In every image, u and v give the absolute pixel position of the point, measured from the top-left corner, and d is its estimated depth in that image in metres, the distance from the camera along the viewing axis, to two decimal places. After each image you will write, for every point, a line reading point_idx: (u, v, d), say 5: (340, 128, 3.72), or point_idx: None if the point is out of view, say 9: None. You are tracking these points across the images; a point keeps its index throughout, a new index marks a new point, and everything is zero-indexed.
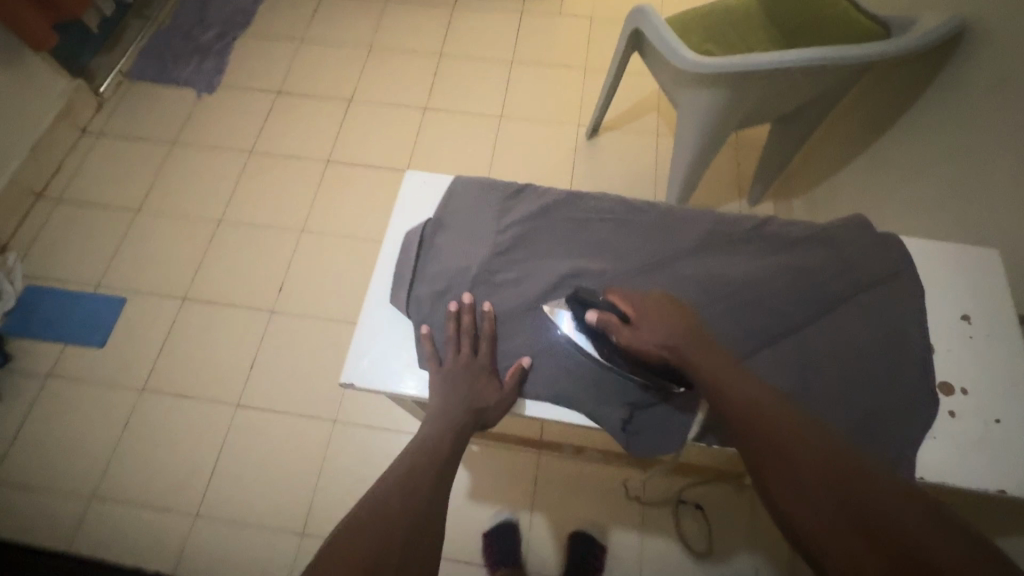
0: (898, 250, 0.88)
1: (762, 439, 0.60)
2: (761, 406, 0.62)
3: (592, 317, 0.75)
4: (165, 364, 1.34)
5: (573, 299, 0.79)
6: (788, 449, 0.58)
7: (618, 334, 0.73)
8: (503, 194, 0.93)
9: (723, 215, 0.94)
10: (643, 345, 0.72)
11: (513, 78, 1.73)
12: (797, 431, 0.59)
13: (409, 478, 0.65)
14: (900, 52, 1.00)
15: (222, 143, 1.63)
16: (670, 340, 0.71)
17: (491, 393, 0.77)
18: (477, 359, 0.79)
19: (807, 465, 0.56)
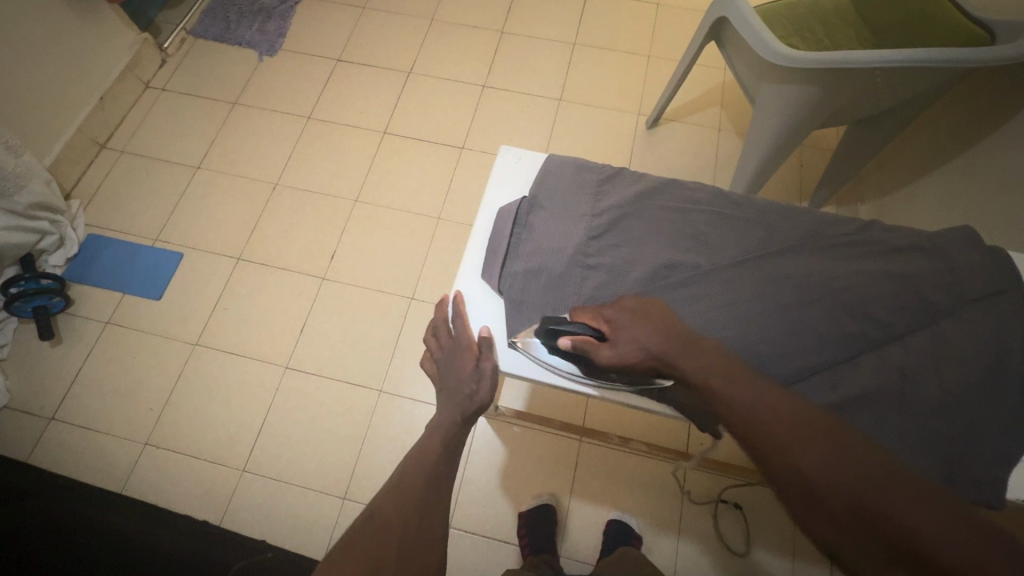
0: (1004, 261, 0.64)
1: (786, 469, 0.47)
2: (774, 425, 0.48)
3: (563, 346, 0.61)
4: (218, 320, 1.37)
5: (541, 328, 0.63)
6: (823, 488, 0.45)
7: (596, 355, 0.60)
8: (591, 173, 0.74)
9: (881, 225, 0.70)
10: (629, 360, 0.59)
11: (573, 62, 1.69)
12: (829, 457, 0.46)
13: (398, 517, 0.60)
14: (982, 60, 0.89)
15: (280, 107, 1.64)
16: (651, 346, 0.58)
17: (473, 371, 0.67)
18: (461, 344, 0.68)
19: (846, 506, 0.44)
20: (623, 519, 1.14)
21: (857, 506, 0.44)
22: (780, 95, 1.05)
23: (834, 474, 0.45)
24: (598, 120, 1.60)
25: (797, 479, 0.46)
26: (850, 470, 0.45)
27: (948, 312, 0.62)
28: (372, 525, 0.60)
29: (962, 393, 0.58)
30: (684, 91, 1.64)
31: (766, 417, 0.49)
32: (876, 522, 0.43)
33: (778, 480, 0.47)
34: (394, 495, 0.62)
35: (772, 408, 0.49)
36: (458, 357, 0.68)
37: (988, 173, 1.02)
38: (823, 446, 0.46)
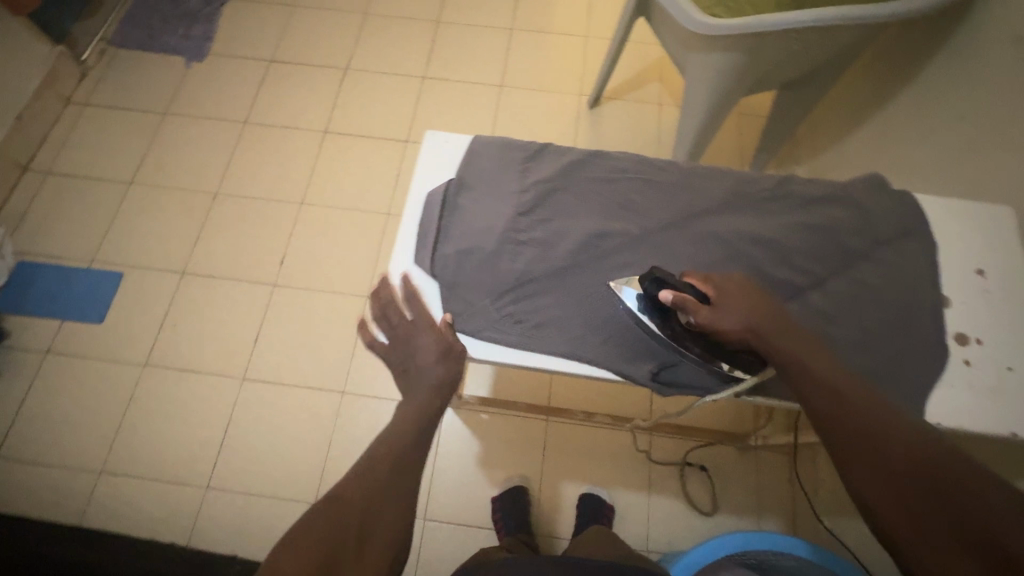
0: (909, 203, 0.68)
1: (868, 454, 0.51)
2: (866, 417, 0.53)
3: (665, 297, 0.60)
4: (168, 338, 1.33)
5: (649, 276, 0.62)
6: (900, 474, 0.50)
7: (693, 315, 0.60)
8: (518, 150, 0.73)
9: (797, 178, 0.72)
10: (725, 327, 0.59)
11: (512, 47, 1.69)
12: (911, 450, 0.50)
13: (364, 505, 0.55)
14: (878, 18, 0.94)
15: (214, 114, 1.59)
16: (750, 317, 0.59)
17: (438, 344, 0.63)
18: (421, 320, 0.64)
19: (920, 493, 0.48)
20: (596, 492, 1.16)
21: (934, 494, 0.48)
22: (709, 64, 1.07)
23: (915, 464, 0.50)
24: (541, 103, 1.61)
25: (878, 465, 0.50)
26: (930, 462, 0.49)
27: (863, 255, 0.65)
28: (333, 508, 0.54)
29: (880, 330, 0.61)
30: (623, 68, 1.66)
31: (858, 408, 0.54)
32: (952, 511, 0.47)
33: (854, 464, 0.51)
34: (362, 477, 0.57)
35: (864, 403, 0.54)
36: (418, 334, 0.64)
37: (905, 124, 1.08)
38: (907, 441, 0.51)
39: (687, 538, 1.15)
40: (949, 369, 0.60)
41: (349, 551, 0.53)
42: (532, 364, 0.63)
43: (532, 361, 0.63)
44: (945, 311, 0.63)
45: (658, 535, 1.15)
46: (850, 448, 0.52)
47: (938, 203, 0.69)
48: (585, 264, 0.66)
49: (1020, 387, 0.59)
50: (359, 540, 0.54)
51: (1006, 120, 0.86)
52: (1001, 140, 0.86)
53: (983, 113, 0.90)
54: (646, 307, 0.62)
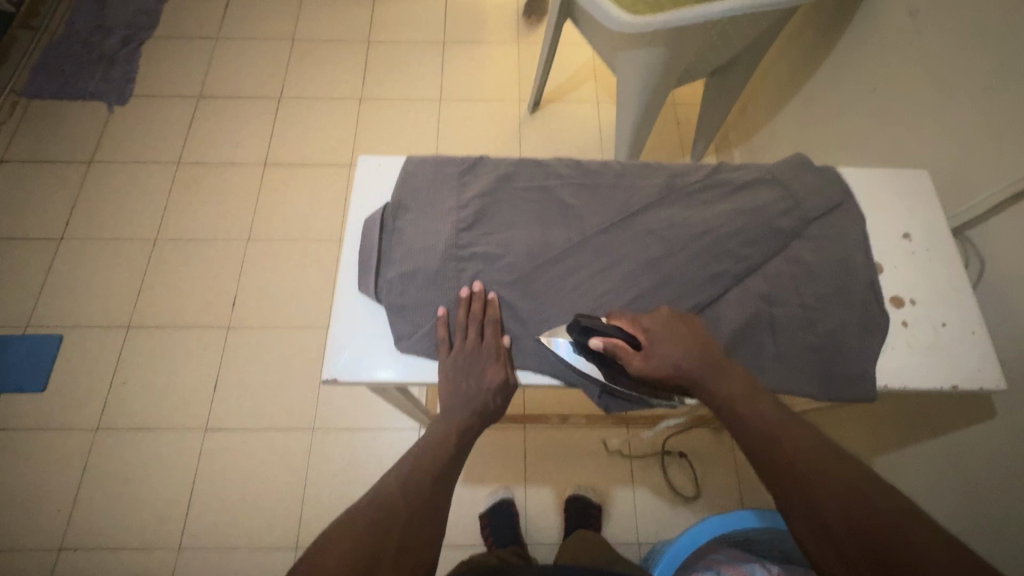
0: (835, 179, 0.70)
1: (798, 491, 0.47)
2: (796, 455, 0.48)
3: (595, 344, 0.57)
4: (119, 397, 1.26)
5: (574, 326, 0.58)
6: (832, 510, 0.45)
7: (626, 362, 0.57)
8: (450, 166, 0.70)
9: (726, 166, 0.73)
10: (659, 375, 0.56)
11: (447, 59, 1.69)
12: (845, 487, 0.46)
13: (406, 514, 0.49)
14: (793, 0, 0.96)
15: (145, 157, 1.52)
16: (682, 359, 0.56)
17: (494, 377, 0.59)
18: (482, 345, 0.60)
19: (854, 531, 0.44)
20: (582, 493, 1.16)
21: (858, 532, 0.44)
22: (636, 60, 1.09)
23: (847, 503, 0.45)
24: (482, 113, 1.61)
25: (807, 508, 0.46)
26: (862, 501, 0.45)
27: (797, 234, 0.67)
28: (371, 512, 0.49)
29: (817, 303, 0.63)
30: (559, 70, 1.68)
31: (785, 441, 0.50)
32: (883, 552, 0.42)
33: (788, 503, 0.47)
34: (405, 483, 0.51)
35: (796, 432, 0.50)
36: (474, 360, 0.59)
37: (826, 99, 1.12)
38: (842, 481, 0.46)
39: (674, 526, 1.16)
40: (890, 333, 0.63)
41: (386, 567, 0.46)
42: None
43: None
44: (880, 278, 0.65)
45: (647, 527, 1.15)
46: (782, 486, 0.48)
47: (861, 175, 0.71)
48: (536, 275, 0.64)
49: (955, 340, 0.62)
50: (393, 555, 0.47)
51: (909, 90, 0.91)
52: (908, 109, 0.91)
53: (891, 83, 0.95)
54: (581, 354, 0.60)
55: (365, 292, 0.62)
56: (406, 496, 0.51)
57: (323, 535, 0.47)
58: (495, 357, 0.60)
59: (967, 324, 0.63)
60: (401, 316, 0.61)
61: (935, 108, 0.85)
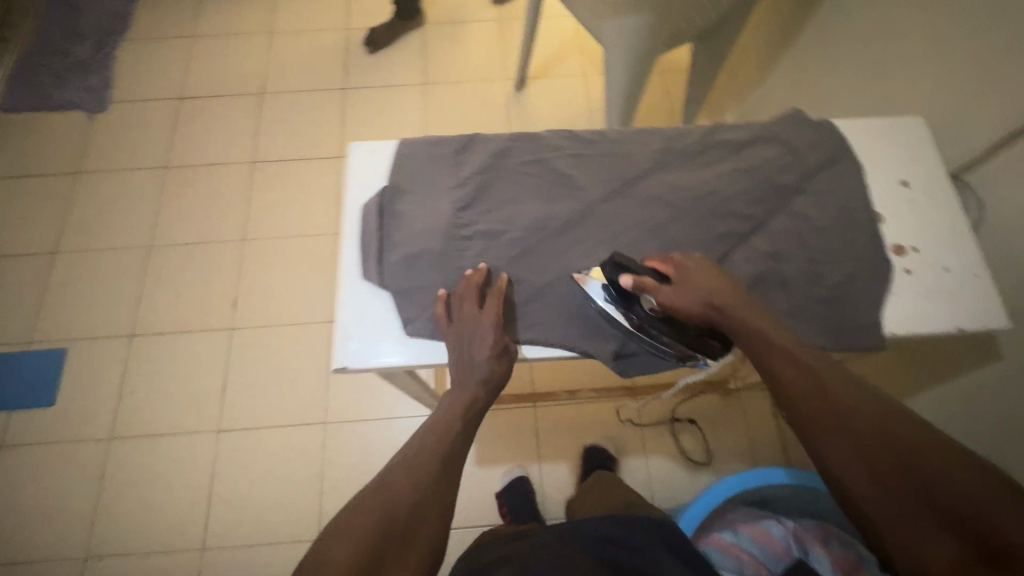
0: (832, 131, 0.69)
1: (844, 441, 0.52)
2: (828, 395, 0.54)
3: (626, 281, 0.58)
4: (129, 406, 1.26)
5: (609, 261, 0.60)
6: (873, 461, 0.50)
7: (654, 295, 0.58)
8: (445, 145, 0.68)
9: (724, 125, 0.71)
10: (686, 305, 0.58)
11: (429, 42, 1.66)
12: (875, 426, 0.51)
13: (412, 503, 0.50)
14: None
15: (131, 164, 1.50)
16: (709, 299, 0.58)
17: (495, 345, 0.57)
18: (483, 320, 0.58)
19: (899, 479, 0.49)
20: (598, 444, 1.20)
21: (893, 465, 0.49)
22: (621, 28, 1.08)
23: (887, 450, 0.50)
24: (469, 94, 1.60)
25: (843, 444, 0.52)
26: (892, 436, 0.50)
27: (798, 190, 0.66)
28: (379, 504, 0.50)
29: (823, 256, 0.63)
30: (543, 45, 1.66)
31: (827, 394, 0.54)
32: (919, 483, 0.48)
33: (831, 453, 0.52)
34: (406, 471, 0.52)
35: (833, 392, 0.54)
36: (473, 336, 0.57)
37: (814, 54, 1.11)
38: (874, 418, 0.52)
39: (688, 489, 1.18)
40: (895, 281, 0.62)
41: (395, 560, 0.47)
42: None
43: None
44: (881, 227, 0.65)
45: (662, 492, 1.18)
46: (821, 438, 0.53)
47: (858, 125, 0.70)
48: (540, 250, 0.63)
49: (960, 283, 0.62)
50: (400, 548, 0.48)
51: (899, 37, 0.90)
52: (897, 58, 0.91)
53: (880, 32, 0.94)
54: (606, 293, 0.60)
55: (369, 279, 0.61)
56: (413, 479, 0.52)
57: (327, 535, 0.49)
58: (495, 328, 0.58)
59: (971, 266, 0.62)
60: (406, 300, 0.60)
61: (927, 54, 0.85)
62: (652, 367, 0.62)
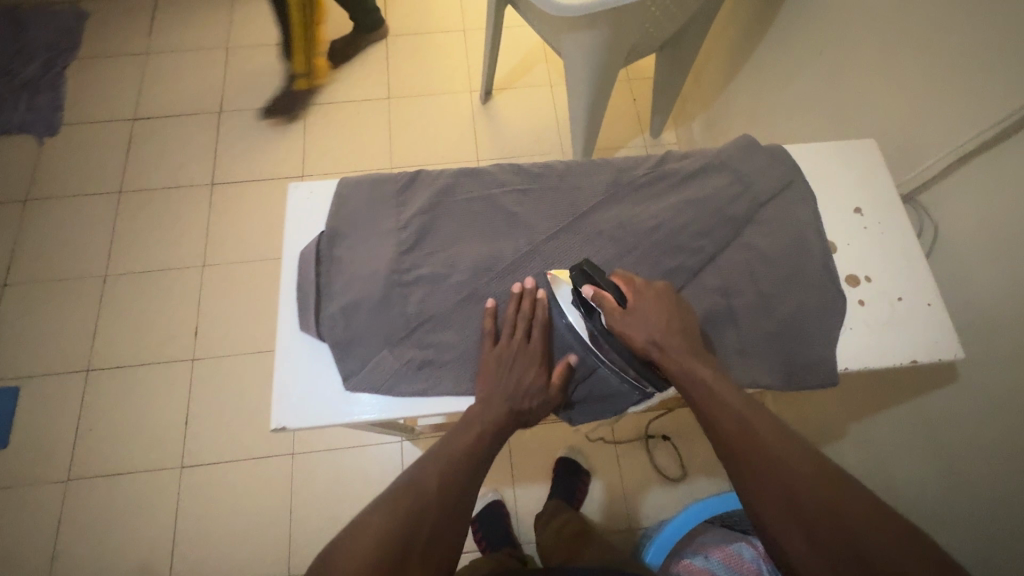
0: (783, 157, 0.68)
1: (775, 491, 0.49)
2: (775, 447, 0.51)
3: (585, 292, 0.57)
4: (87, 444, 1.21)
5: (579, 269, 0.59)
6: (814, 522, 0.47)
7: (608, 315, 0.57)
8: (387, 184, 0.66)
9: (673, 153, 0.70)
10: (634, 334, 0.55)
11: (392, 54, 1.62)
12: (820, 481, 0.48)
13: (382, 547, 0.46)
14: None
15: (84, 189, 1.45)
16: (658, 335, 0.56)
17: (535, 379, 0.57)
18: (527, 348, 0.58)
19: (839, 546, 0.45)
20: (572, 455, 1.19)
21: (836, 528, 0.46)
22: (579, 43, 1.05)
23: (828, 511, 0.47)
24: (434, 107, 1.56)
25: (783, 500, 0.48)
26: (835, 497, 0.47)
27: (749, 220, 0.65)
28: (402, 503, 0.49)
29: (775, 288, 0.62)
30: (508, 55, 1.63)
31: (763, 444, 0.51)
32: (860, 551, 0.45)
33: (760, 500, 0.49)
34: (430, 471, 0.51)
35: (780, 444, 0.51)
36: (520, 363, 0.57)
37: (774, 65, 1.11)
38: (820, 477, 0.49)
39: (663, 506, 1.17)
40: (848, 313, 0.62)
41: None
42: (420, 413, 0.58)
43: (423, 411, 0.58)
44: (834, 257, 0.64)
45: (636, 510, 1.17)
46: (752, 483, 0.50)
47: (810, 150, 0.69)
48: (486, 291, 0.61)
49: (913, 313, 0.61)
50: None
51: (855, 50, 0.89)
52: (853, 72, 0.90)
53: (836, 46, 0.93)
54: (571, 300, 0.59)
55: (308, 330, 0.58)
56: (439, 489, 0.50)
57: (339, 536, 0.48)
58: (537, 360, 0.58)
59: (924, 295, 0.62)
60: (346, 351, 0.58)
61: (882, 68, 0.84)
62: (598, 416, 0.61)
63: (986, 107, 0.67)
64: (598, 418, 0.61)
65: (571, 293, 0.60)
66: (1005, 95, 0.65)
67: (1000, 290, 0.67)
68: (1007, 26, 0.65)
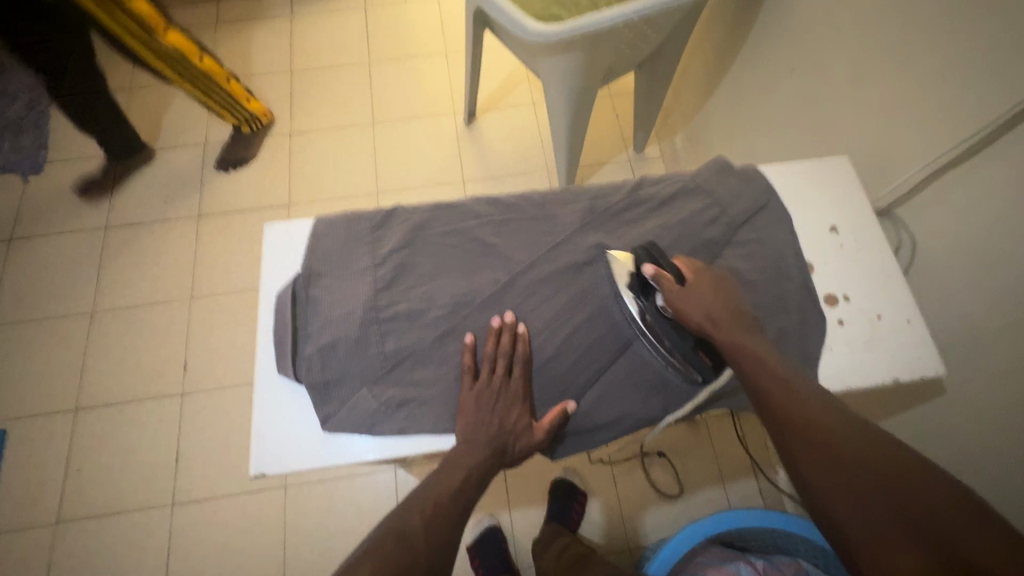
0: (756, 179, 0.69)
1: (815, 448, 0.49)
2: (817, 410, 0.51)
3: (647, 268, 0.59)
4: (76, 485, 1.20)
5: (646, 252, 0.62)
6: (858, 474, 0.47)
7: (666, 291, 0.58)
8: (362, 221, 0.66)
9: (646, 179, 0.71)
10: (691, 309, 0.57)
11: (376, 79, 1.64)
12: (863, 439, 0.48)
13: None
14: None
15: (70, 226, 1.44)
16: (712, 313, 0.57)
17: (520, 417, 0.57)
18: (509, 384, 0.58)
19: (883, 498, 0.45)
20: (567, 477, 1.17)
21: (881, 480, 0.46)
22: (555, 67, 1.06)
23: (872, 466, 0.47)
24: (419, 131, 1.57)
25: (825, 454, 0.48)
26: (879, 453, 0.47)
27: (726, 242, 0.65)
28: (388, 542, 0.49)
29: (755, 310, 0.62)
30: (490, 76, 1.64)
31: (818, 422, 0.50)
32: (903, 500, 0.44)
33: (805, 462, 0.49)
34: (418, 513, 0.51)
35: (819, 411, 0.51)
36: (503, 400, 0.57)
37: (750, 81, 1.12)
38: (862, 437, 0.49)
39: (662, 524, 1.16)
40: (829, 333, 0.61)
41: None
42: (400, 452, 0.57)
43: (405, 450, 0.57)
44: (812, 277, 0.64)
45: (635, 530, 1.15)
46: (808, 455, 0.49)
47: (781, 170, 0.70)
48: (465, 325, 0.61)
49: (892, 331, 0.61)
50: None
51: (828, 65, 0.90)
52: (826, 88, 0.91)
53: (809, 61, 0.94)
54: (628, 281, 0.61)
55: (285, 372, 0.58)
56: (423, 527, 0.50)
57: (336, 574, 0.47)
58: (517, 398, 0.58)
59: (903, 312, 0.62)
60: (324, 391, 0.58)
61: (855, 84, 0.85)
62: (581, 449, 0.61)
63: (953, 122, 0.68)
64: (579, 451, 0.61)
65: (633, 271, 0.61)
66: (976, 109, 0.65)
67: (981, 301, 0.67)
68: (973, 42, 0.66)
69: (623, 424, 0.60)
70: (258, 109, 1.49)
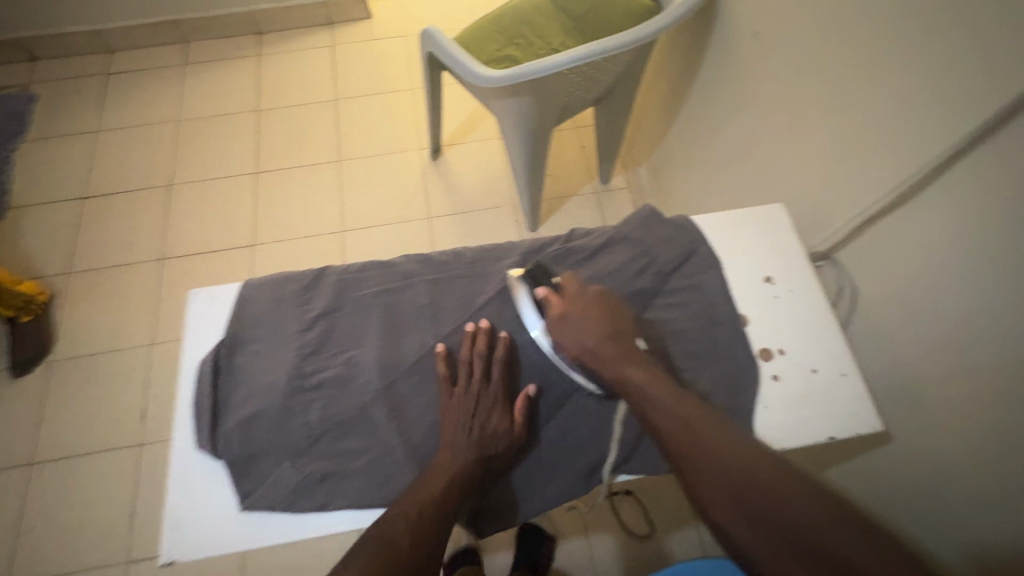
0: (688, 228, 0.68)
1: (711, 473, 0.49)
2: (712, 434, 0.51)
3: (539, 290, 0.60)
4: (27, 546, 1.15)
5: (529, 275, 0.62)
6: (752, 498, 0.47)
7: (551, 313, 0.59)
8: (291, 283, 0.65)
9: (578, 231, 0.71)
10: (566, 336, 0.57)
11: (343, 117, 1.64)
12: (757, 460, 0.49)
13: None
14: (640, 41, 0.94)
15: (29, 275, 1.41)
16: (593, 343, 0.57)
17: (501, 418, 0.56)
18: (487, 388, 0.58)
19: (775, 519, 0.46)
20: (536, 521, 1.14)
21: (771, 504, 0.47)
22: (507, 110, 1.07)
23: (766, 488, 0.47)
24: (386, 167, 1.57)
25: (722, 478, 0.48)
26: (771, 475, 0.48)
27: (656, 293, 0.65)
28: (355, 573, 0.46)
29: (688, 365, 0.61)
30: (456, 111, 1.65)
31: (721, 454, 0.49)
32: (795, 522, 0.45)
33: (704, 487, 0.49)
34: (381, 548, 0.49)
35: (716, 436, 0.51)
36: (483, 402, 0.56)
37: (701, 117, 1.13)
38: (756, 458, 0.49)
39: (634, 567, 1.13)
40: (763, 389, 0.60)
41: None
42: (322, 529, 0.55)
43: (328, 527, 0.55)
44: (747, 330, 0.63)
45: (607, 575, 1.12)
46: (715, 489, 0.48)
47: (716, 220, 0.69)
48: (392, 390, 0.59)
49: (827, 386, 0.60)
50: None
51: (771, 105, 0.91)
52: (769, 127, 0.92)
53: (752, 101, 0.96)
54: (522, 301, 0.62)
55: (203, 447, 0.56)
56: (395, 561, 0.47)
57: None
58: (496, 398, 0.57)
59: (837, 366, 0.61)
60: (243, 468, 0.56)
61: (796, 125, 0.85)
62: (515, 518, 0.58)
63: (886, 168, 0.69)
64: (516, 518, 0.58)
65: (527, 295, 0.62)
66: (907, 155, 0.66)
67: (922, 345, 0.67)
68: (906, 88, 0.66)
69: (555, 489, 0.58)
70: (34, 290, 1.29)
